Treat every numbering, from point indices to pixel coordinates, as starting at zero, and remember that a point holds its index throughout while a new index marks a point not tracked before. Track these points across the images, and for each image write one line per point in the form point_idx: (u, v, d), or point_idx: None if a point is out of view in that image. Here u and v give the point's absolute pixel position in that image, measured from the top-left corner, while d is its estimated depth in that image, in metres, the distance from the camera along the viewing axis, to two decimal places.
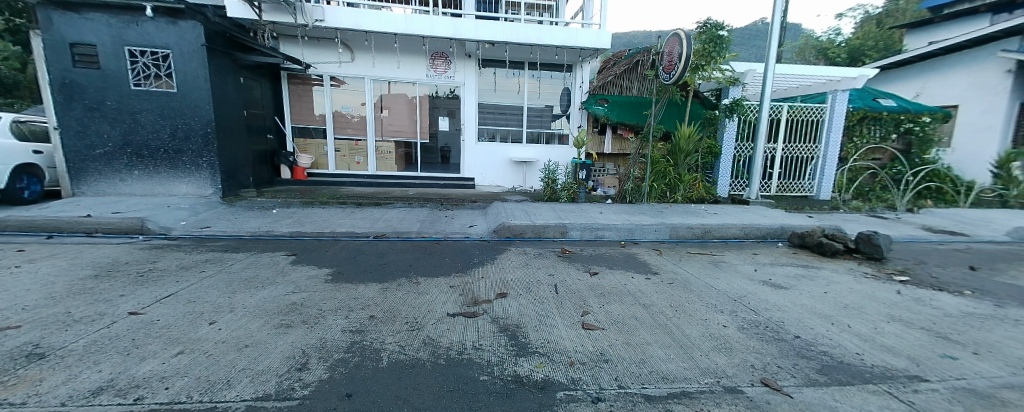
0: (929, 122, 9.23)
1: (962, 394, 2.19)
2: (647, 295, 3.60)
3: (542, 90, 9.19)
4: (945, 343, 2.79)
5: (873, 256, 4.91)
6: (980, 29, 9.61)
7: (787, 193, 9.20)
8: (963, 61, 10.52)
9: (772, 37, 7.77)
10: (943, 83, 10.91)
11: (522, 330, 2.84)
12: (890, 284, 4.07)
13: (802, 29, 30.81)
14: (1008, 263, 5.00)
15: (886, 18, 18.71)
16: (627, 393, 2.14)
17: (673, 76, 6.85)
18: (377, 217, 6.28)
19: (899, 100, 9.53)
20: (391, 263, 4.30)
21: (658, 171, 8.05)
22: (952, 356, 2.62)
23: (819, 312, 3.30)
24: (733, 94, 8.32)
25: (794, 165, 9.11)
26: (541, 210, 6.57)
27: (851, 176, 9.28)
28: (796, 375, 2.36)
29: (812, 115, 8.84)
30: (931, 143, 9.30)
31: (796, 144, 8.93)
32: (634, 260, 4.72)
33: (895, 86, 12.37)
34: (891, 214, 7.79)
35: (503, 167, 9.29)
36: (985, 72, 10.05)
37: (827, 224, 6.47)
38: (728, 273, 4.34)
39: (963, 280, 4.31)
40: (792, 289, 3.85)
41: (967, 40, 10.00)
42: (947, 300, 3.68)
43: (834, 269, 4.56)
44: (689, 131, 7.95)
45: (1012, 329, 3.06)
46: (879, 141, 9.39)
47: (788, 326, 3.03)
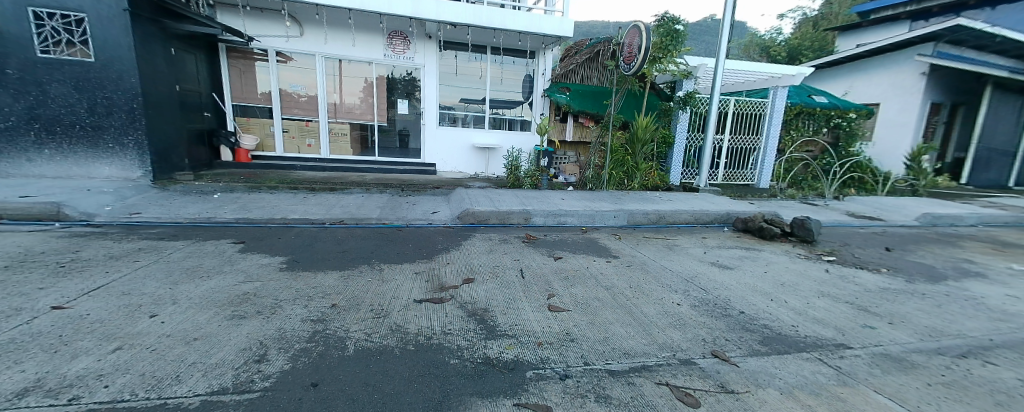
0: (855, 118, 10.16)
1: (879, 358, 2.50)
2: (608, 277, 3.76)
3: (504, 76, 9.14)
4: (866, 315, 3.15)
5: (805, 238, 5.39)
6: (901, 35, 10.62)
7: (732, 182, 9.86)
8: (885, 64, 11.67)
9: (723, 34, 8.19)
10: (868, 83, 12.07)
11: (490, 314, 2.86)
12: (819, 263, 4.53)
13: (747, 27, 32.74)
14: (914, 245, 5.71)
15: (821, 21, 20.34)
16: (592, 369, 2.24)
17: (633, 67, 7.01)
18: (333, 203, 6.01)
19: (830, 97, 10.40)
20: (350, 251, 4.15)
21: (616, 159, 8.31)
22: (870, 326, 2.97)
23: (760, 290, 3.60)
24: (686, 87, 8.71)
25: (738, 156, 9.77)
26: (504, 196, 6.60)
27: (787, 166, 10.11)
28: (741, 346, 2.57)
29: (755, 109, 9.47)
30: (855, 137, 10.27)
31: (741, 136, 9.54)
32: (595, 244, 4.88)
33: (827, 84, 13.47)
34: (820, 202, 8.57)
35: (465, 153, 9.15)
36: (903, 74, 11.24)
37: (766, 210, 7.02)
38: (681, 256, 4.62)
39: (879, 259, 4.87)
40: (736, 269, 4.16)
41: (889, 44, 11.04)
42: (866, 277, 4.15)
43: (772, 251, 4.98)
44: (646, 121, 8.25)
45: (919, 301, 3.52)
46: (811, 135, 10.27)
47: (734, 302, 3.29)
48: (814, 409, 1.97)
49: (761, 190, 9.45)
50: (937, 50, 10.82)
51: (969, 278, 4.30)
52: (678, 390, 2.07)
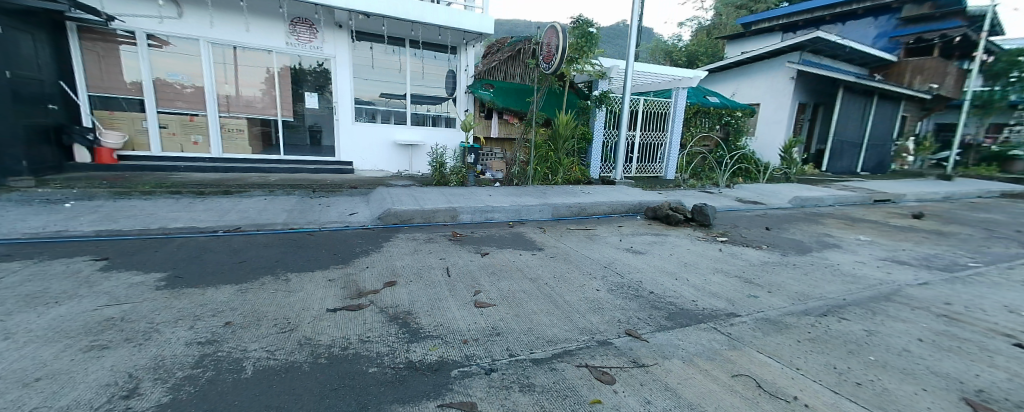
0: (741, 117, 11.63)
1: (761, 322, 2.87)
2: (533, 269, 3.83)
3: (425, 71, 8.88)
4: (751, 286, 3.61)
5: (704, 223, 6.04)
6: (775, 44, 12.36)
7: (644, 174, 10.70)
8: (763, 70, 13.52)
9: (631, 38, 8.80)
10: (751, 86, 13.89)
11: (413, 316, 2.75)
12: (715, 244, 5.10)
13: (653, 33, 35.79)
14: (787, 224, 6.70)
15: (713, 30, 22.99)
16: (517, 360, 2.25)
17: (552, 67, 7.21)
18: (230, 208, 5.34)
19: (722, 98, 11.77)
20: (250, 261, 3.71)
21: (540, 155, 8.54)
22: (755, 295, 3.40)
23: (667, 271, 3.95)
24: (601, 87, 9.23)
25: (649, 150, 10.63)
26: (429, 194, 6.42)
27: (689, 159, 11.23)
28: (652, 323, 2.78)
29: (661, 108, 10.37)
30: (741, 133, 11.74)
31: (650, 133, 10.38)
32: (521, 238, 4.96)
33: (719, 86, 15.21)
34: (716, 190, 9.66)
35: (385, 150, 8.72)
36: (777, 79, 13.12)
37: (672, 199, 7.74)
38: (599, 244, 4.88)
39: (761, 237, 5.63)
40: (648, 254, 4.51)
41: (766, 52, 12.78)
42: (752, 253, 4.77)
43: (677, 235, 5.49)
44: (566, 118, 8.58)
45: (790, 271, 4.12)
46: (707, 131, 11.54)
47: (646, 284, 3.55)
48: (712, 373, 2.19)
49: (668, 181, 10.38)
50: (799, 59, 12.80)
51: (826, 249, 5.15)
52: (595, 371, 2.16)
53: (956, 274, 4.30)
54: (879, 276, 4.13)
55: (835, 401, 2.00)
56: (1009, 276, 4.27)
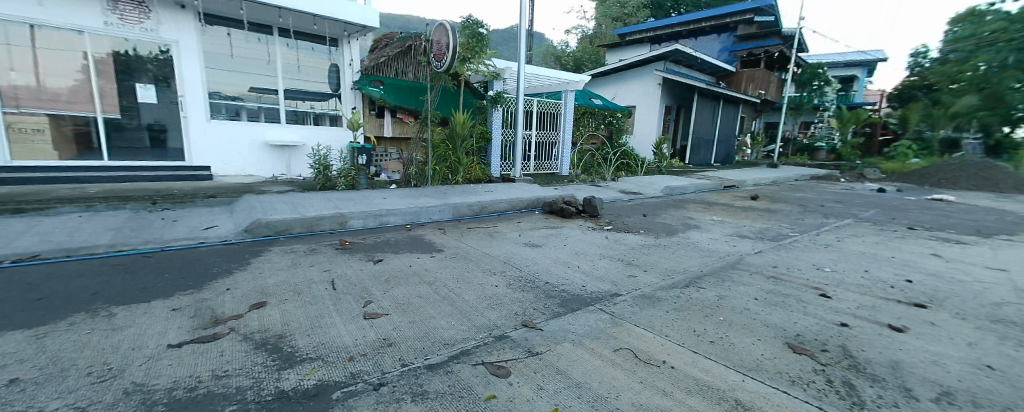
0: (619, 118, 12.98)
1: (640, 299, 3.20)
2: (430, 272, 3.70)
3: (301, 64, 8.05)
4: (632, 268, 4.00)
5: (593, 214, 6.54)
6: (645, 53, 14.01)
7: (541, 171, 11.23)
8: (636, 75, 15.23)
9: (522, 41, 9.11)
10: (628, 90, 15.54)
11: (288, 338, 2.42)
12: (603, 232, 5.56)
13: (544, 37, 37.90)
14: (661, 210, 7.63)
15: (595, 39, 25.32)
16: (410, 369, 2.13)
17: (444, 65, 7.05)
18: (29, 231, 4.13)
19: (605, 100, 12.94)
20: (56, 297, 2.90)
21: (439, 155, 8.37)
22: (635, 275, 3.78)
23: (561, 261, 4.17)
24: (496, 87, 9.41)
25: (544, 148, 11.18)
26: (313, 200, 5.82)
27: (580, 156, 12.12)
28: (546, 312, 2.89)
29: (553, 109, 10.98)
30: (621, 132, 13.07)
31: (544, 132, 10.92)
32: (418, 241, 4.77)
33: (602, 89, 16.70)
34: (603, 183, 10.57)
35: (256, 153, 7.63)
36: (648, 84, 14.90)
37: (566, 193, 8.24)
38: (499, 241, 4.95)
39: (641, 223, 6.30)
40: (544, 247, 4.71)
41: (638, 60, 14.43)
42: (633, 238, 5.30)
43: (570, 227, 5.85)
44: (463, 118, 8.52)
45: (663, 251, 4.68)
46: (593, 130, 12.58)
47: (542, 275, 3.69)
48: (597, 351, 2.36)
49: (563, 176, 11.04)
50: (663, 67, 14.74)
51: (690, 230, 5.98)
52: (491, 366, 2.16)
53: (780, 242, 5.36)
54: (728, 249, 4.94)
55: (696, 360, 2.31)
56: (814, 241, 5.46)
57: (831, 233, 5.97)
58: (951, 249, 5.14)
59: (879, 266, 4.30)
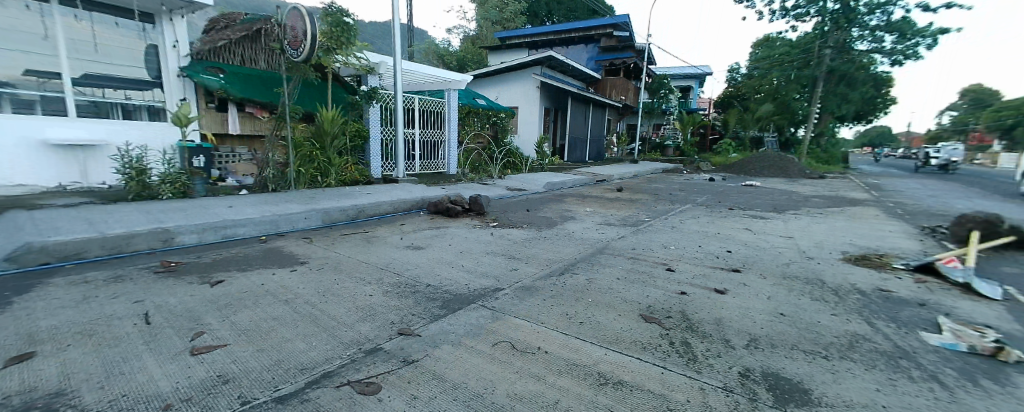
0: (502, 118, 13.40)
1: (520, 291, 3.28)
2: (291, 287, 3.22)
3: (99, 42, 6.43)
4: (514, 261, 4.11)
5: (478, 211, 6.59)
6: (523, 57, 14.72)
7: (427, 171, 10.97)
8: (516, 77, 15.91)
9: (396, 36, 8.67)
10: (509, 91, 16.14)
11: (70, 396, 1.82)
12: (487, 229, 5.62)
13: (425, 33, 37.10)
14: (542, 204, 8.08)
15: (476, 40, 25.85)
16: (253, 407, 1.79)
17: (302, 55, 6.31)
18: None
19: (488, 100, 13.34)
20: None
21: (303, 155, 7.51)
22: (515, 268, 3.89)
23: (444, 261, 4.06)
24: (372, 82, 8.66)
25: (429, 147, 10.90)
26: (127, 214, 4.63)
27: (467, 155, 12.14)
28: (424, 316, 2.75)
29: (436, 107, 10.78)
30: (506, 132, 13.45)
31: (430, 131, 10.62)
32: (278, 254, 4.15)
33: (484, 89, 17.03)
34: (490, 181, 10.78)
35: (30, 157, 5.75)
36: (527, 86, 15.69)
37: (453, 192, 8.15)
38: (377, 246, 4.61)
39: (523, 218, 6.57)
40: (426, 248, 4.55)
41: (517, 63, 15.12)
42: (516, 232, 5.48)
43: (455, 226, 5.78)
44: (332, 114, 7.76)
45: (542, 243, 4.93)
46: (479, 130, 12.70)
47: (422, 278, 3.53)
48: (476, 348, 2.33)
49: (451, 176, 10.93)
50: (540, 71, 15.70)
51: (568, 221, 6.45)
52: (358, 385, 1.94)
53: (640, 227, 6.12)
54: (598, 236, 5.44)
55: (567, 342, 2.44)
56: (665, 224, 6.37)
57: (677, 217, 7.05)
58: (757, 223, 6.51)
59: (710, 241, 5.21)
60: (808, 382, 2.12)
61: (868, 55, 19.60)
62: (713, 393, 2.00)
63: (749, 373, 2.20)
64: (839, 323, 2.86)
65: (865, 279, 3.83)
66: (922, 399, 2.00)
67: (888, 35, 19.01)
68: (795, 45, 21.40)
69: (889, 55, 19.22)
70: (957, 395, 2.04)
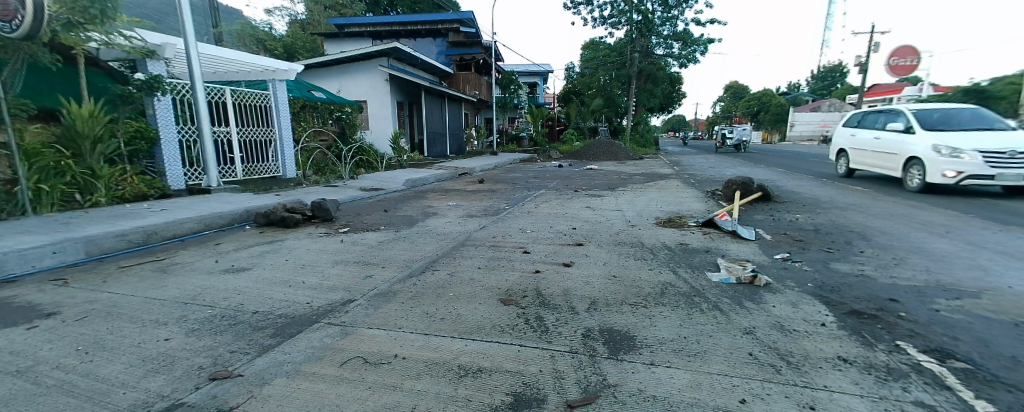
0: (349, 112, 12.48)
1: (373, 299, 3.00)
2: (29, 350, 2.28)
3: None
4: (367, 268, 3.78)
5: (325, 217, 5.93)
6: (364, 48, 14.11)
7: (255, 176, 9.25)
8: (359, 69, 15.15)
9: (184, 13, 6.95)
10: (352, 84, 15.30)
11: None
12: (335, 236, 5.06)
13: (238, 14, 31.40)
14: (401, 203, 7.72)
15: (306, 25, 23.25)
16: None
17: (15, 29, 4.46)
18: None
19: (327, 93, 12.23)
20: None
21: (42, 166, 5.39)
22: (370, 275, 3.57)
23: (278, 280, 3.47)
24: (153, 69, 7.11)
25: (253, 148, 9.26)
26: None
27: (307, 155, 10.84)
28: (251, 349, 2.27)
29: (257, 101, 9.19)
30: (355, 127, 12.66)
31: (250, 128, 9.04)
32: (8, 308, 2.92)
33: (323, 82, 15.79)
34: (339, 183, 9.84)
35: None
36: (374, 79, 15.08)
37: (290, 199, 7.16)
38: (182, 275, 3.67)
39: (379, 219, 6.15)
40: (256, 268, 3.83)
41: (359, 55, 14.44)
42: (370, 236, 5.09)
43: (295, 237, 5.04)
44: (89, 109, 5.91)
45: (400, 244, 4.68)
46: (320, 126, 11.59)
47: (248, 305, 2.93)
48: (320, 373, 2.02)
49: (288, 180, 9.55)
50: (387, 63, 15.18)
51: (428, 217, 6.30)
52: None
53: (499, 215, 6.34)
54: (458, 229, 5.44)
55: (426, 342, 2.34)
56: (521, 210, 6.75)
57: (532, 202, 7.54)
58: (597, 201, 7.43)
59: (560, 221, 5.73)
60: (636, 330, 2.47)
61: (664, 59, 24.49)
62: (562, 358, 2.16)
63: (590, 333, 2.45)
64: (657, 276, 3.43)
65: (673, 237, 4.71)
66: (711, 325, 2.53)
67: (675, 43, 23.95)
68: (614, 49, 25.34)
69: (677, 59, 24.21)
70: (733, 317, 2.64)
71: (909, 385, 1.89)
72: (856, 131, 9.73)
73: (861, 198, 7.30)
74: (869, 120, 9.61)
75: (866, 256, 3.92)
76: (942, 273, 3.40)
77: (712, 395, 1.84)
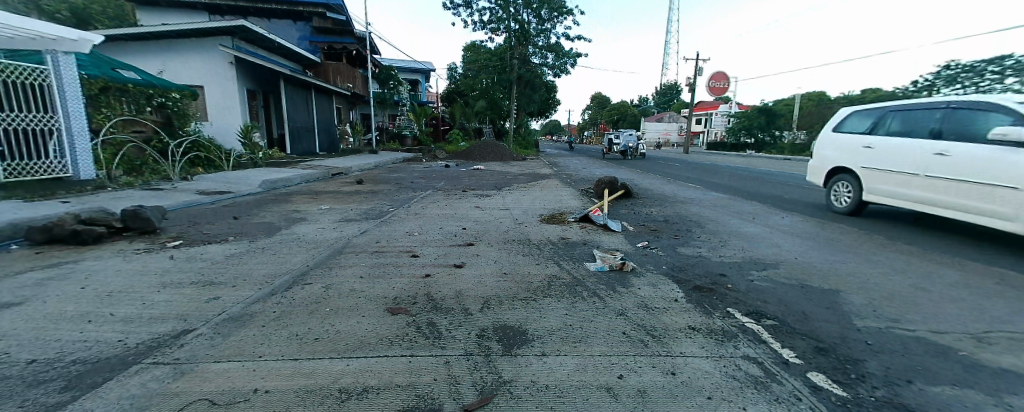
0: (179, 98, 10.32)
1: (220, 326, 2.47)
2: None
3: None
4: (210, 288, 3.12)
5: (146, 229, 4.74)
6: (200, 24, 12.11)
7: (24, 178, 6.89)
8: (192, 48, 12.85)
9: None
10: (181, 65, 12.90)
11: None
12: (162, 253, 4.07)
13: None
14: (257, 208, 6.63)
15: None
16: None
17: None
18: None
19: (142, 73, 9.87)
20: None
21: None
22: (216, 297, 2.94)
23: (68, 315, 2.60)
24: None
25: (23, 141, 6.90)
26: None
27: (113, 150, 8.67)
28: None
29: (29, 78, 6.89)
30: (185, 117, 10.52)
31: (16, 113, 6.76)
32: None
33: (136, 60, 12.92)
34: (166, 185, 8.16)
35: None
36: (214, 61, 12.92)
37: (87, 206, 5.58)
38: None
39: (226, 229, 5.16)
40: (29, 302, 2.82)
41: (193, 31, 12.31)
42: (213, 249, 4.22)
43: (98, 257, 3.89)
44: None
45: (257, 256, 4.00)
46: (134, 114, 9.28)
47: (15, 353, 2.12)
48: None
49: (83, 182, 7.50)
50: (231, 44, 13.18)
51: (295, 224, 5.53)
52: None
53: (382, 219, 5.93)
54: (334, 235, 4.90)
55: (297, 368, 2.01)
56: (407, 212, 6.42)
57: (419, 204, 7.24)
58: (484, 201, 7.51)
59: (447, 222, 5.61)
60: (527, 324, 2.54)
61: (540, 67, 26.19)
62: (457, 362, 2.08)
63: (484, 332, 2.42)
64: (542, 269, 3.60)
65: (555, 232, 5.00)
66: (591, 311, 2.74)
67: (549, 54, 25.86)
68: (494, 54, 26.16)
69: (551, 69, 26.13)
70: (608, 301, 2.91)
71: (738, 343, 2.31)
72: (874, 139, 5.76)
73: (696, 193, 8.87)
74: (916, 121, 5.41)
75: (702, 240, 4.76)
76: (753, 250, 4.31)
77: (596, 375, 1.97)
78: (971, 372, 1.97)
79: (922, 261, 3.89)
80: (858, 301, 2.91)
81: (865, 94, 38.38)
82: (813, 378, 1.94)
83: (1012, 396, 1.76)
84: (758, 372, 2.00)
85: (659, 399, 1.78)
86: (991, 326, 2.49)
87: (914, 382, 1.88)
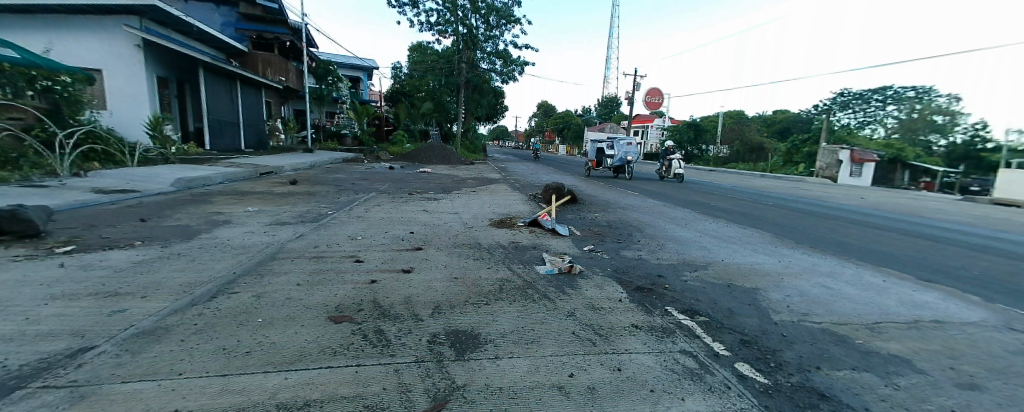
0: (70, 83, 9.00)
1: (128, 342, 2.17)
2: None
3: None
4: (114, 300, 2.73)
5: (26, 233, 4.04)
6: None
7: None
8: (90, 26, 11.25)
9: None
10: (75, 44, 11.23)
11: None
12: (50, 260, 3.49)
13: None
14: (169, 210, 5.91)
15: None
16: None
17: None
18: None
19: (22, 50, 8.44)
20: None
21: None
22: (122, 310, 2.59)
23: None
24: None
25: None
26: None
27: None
28: None
29: None
30: (79, 104, 9.19)
31: None
32: None
33: (14, 35, 11.07)
34: (52, 182, 7.01)
35: None
36: (117, 42, 11.39)
37: None
38: None
39: (132, 232, 4.55)
40: None
41: (88, 5, 10.82)
42: (116, 256, 3.70)
43: None
44: None
45: (172, 263, 3.56)
46: (9, 98, 7.92)
47: None
48: None
49: None
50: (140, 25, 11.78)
51: (218, 227, 5.02)
52: None
53: (320, 222, 5.57)
54: (265, 240, 4.52)
55: (225, 385, 1.82)
56: (349, 215, 6.10)
57: (361, 206, 6.91)
58: (431, 204, 7.35)
59: (393, 226, 5.41)
60: (479, 328, 2.52)
61: (488, 73, 26.30)
62: (407, 370, 2.02)
63: (435, 338, 2.37)
64: (493, 274, 3.59)
65: (505, 237, 5.02)
66: (542, 313, 2.79)
67: (498, 60, 26.08)
68: (441, 56, 25.87)
69: (499, 75, 26.39)
70: (556, 303, 2.99)
71: (676, 339, 2.48)
72: None
73: (635, 200, 9.38)
74: None
75: (641, 244, 5.05)
76: (686, 253, 4.66)
77: (548, 376, 2.01)
78: (866, 357, 2.29)
79: (824, 262, 4.46)
80: (776, 297, 3.26)
81: (776, 114, 43.35)
82: (739, 367, 2.14)
83: (900, 377, 2.07)
84: (694, 364, 2.17)
85: (607, 395, 1.85)
86: (880, 317, 2.91)
87: (822, 368, 2.15)
